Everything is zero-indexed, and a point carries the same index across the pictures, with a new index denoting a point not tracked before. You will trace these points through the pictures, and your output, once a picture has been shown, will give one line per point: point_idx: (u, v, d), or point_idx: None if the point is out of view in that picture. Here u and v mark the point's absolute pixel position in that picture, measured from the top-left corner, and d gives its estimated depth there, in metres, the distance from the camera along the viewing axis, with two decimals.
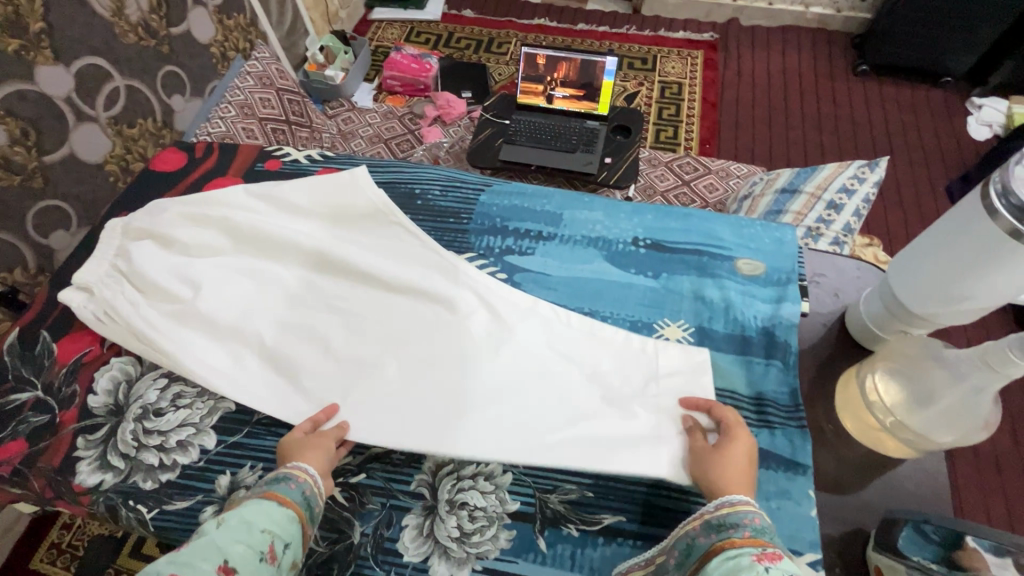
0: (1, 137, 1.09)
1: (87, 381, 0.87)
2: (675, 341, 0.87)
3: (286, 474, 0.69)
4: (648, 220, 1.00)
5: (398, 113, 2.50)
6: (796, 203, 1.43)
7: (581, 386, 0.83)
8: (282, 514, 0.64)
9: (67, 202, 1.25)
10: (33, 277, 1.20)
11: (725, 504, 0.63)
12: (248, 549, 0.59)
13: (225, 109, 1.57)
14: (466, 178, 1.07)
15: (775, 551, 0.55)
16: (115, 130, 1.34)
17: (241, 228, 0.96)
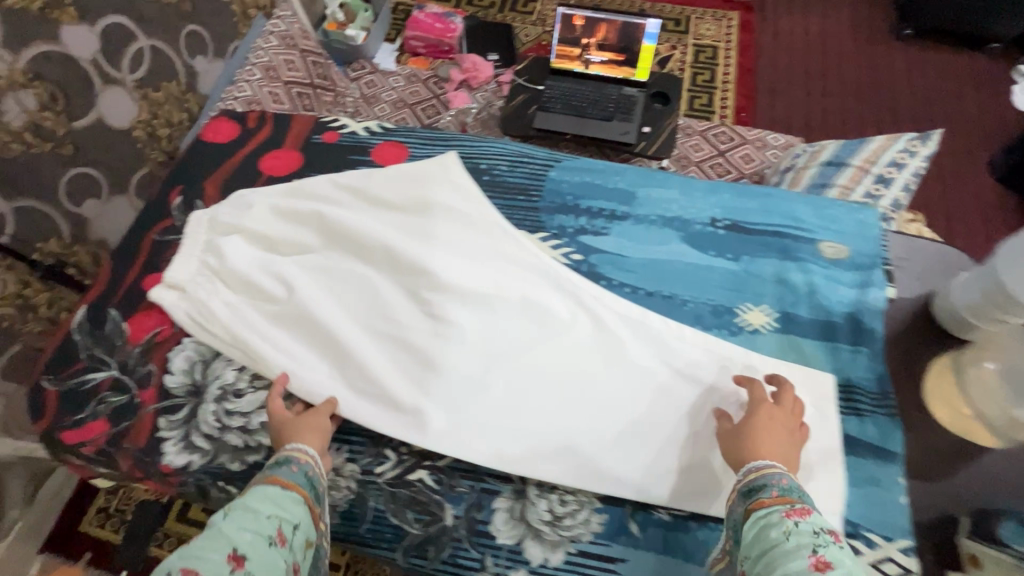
0: (31, 103, 1.09)
1: (162, 361, 0.86)
2: (759, 326, 0.86)
3: (287, 458, 0.72)
4: (725, 200, 0.97)
5: (422, 75, 2.40)
6: (843, 176, 1.38)
7: (691, 401, 0.80)
8: (286, 497, 0.67)
9: (96, 168, 1.23)
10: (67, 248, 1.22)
11: (751, 470, 0.67)
12: (255, 536, 0.62)
13: (251, 72, 1.53)
14: (533, 153, 1.03)
15: (804, 507, 0.61)
16: (141, 93, 1.29)
17: (330, 221, 0.92)
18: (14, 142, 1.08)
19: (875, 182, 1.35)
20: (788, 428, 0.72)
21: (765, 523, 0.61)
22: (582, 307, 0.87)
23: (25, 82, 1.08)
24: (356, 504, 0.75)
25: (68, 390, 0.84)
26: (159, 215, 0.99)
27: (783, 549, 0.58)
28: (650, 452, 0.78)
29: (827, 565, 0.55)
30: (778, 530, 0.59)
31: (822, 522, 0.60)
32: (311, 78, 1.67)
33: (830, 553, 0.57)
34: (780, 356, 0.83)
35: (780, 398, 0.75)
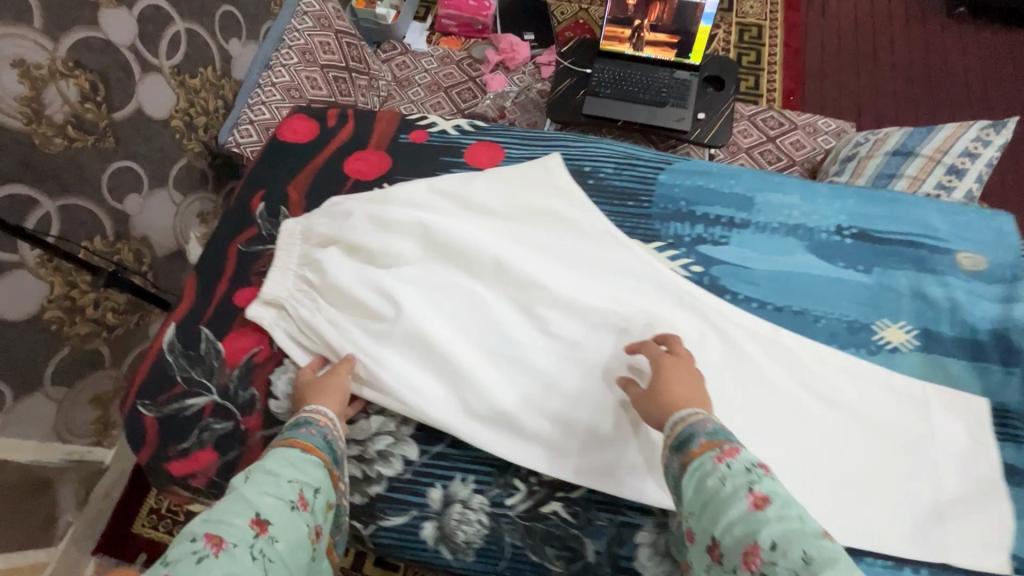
0: (73, 93, 1.08)
1: (264, 384, 0.81)
2: (899, 344, 0.81)
3: (304, 420, 0.71)
4: (850, 205, 0.91)
5: (456, 56, 2.17)
6: (911, 167, 1.26)
7: (840, 427, 0.76)
8: (306, 461, 0.66)
9: (137, 161, 1.26)
10: (111, 245, 1.24)
11: (676, 423, 0.64)
12: (278, 500, 0.60)
13: (286, 55, 1.50)
14: (640, 155, 0.96)
15: (733, 447, 0.59)
16: (177, 80, 1.33)
17: (435, 230, 0.86)
18: (58, 136, 1.07)
19: (947, 173, 1.22)
20: (693, 373, 0.72)
21: (699, 474, 0.58)
22: (712, 325, 0.82)
23: (67, 72, 1.06)
24: (492, 540, 0.72)
25: (168, 417, 0.79)
26: (242, 223, 0.93)
27: (721, 497, 0.55)
28: (804, 482, 0.73)
29: (764, 501, 0.54)
30: (713, 477, 0.57)
31: (751, 457, 0.58)
32: (346, 61, 1.63)
33: (764, 487, 0.55)
34: (925, 377, 0.79)
35: (675, 349, 0.75)
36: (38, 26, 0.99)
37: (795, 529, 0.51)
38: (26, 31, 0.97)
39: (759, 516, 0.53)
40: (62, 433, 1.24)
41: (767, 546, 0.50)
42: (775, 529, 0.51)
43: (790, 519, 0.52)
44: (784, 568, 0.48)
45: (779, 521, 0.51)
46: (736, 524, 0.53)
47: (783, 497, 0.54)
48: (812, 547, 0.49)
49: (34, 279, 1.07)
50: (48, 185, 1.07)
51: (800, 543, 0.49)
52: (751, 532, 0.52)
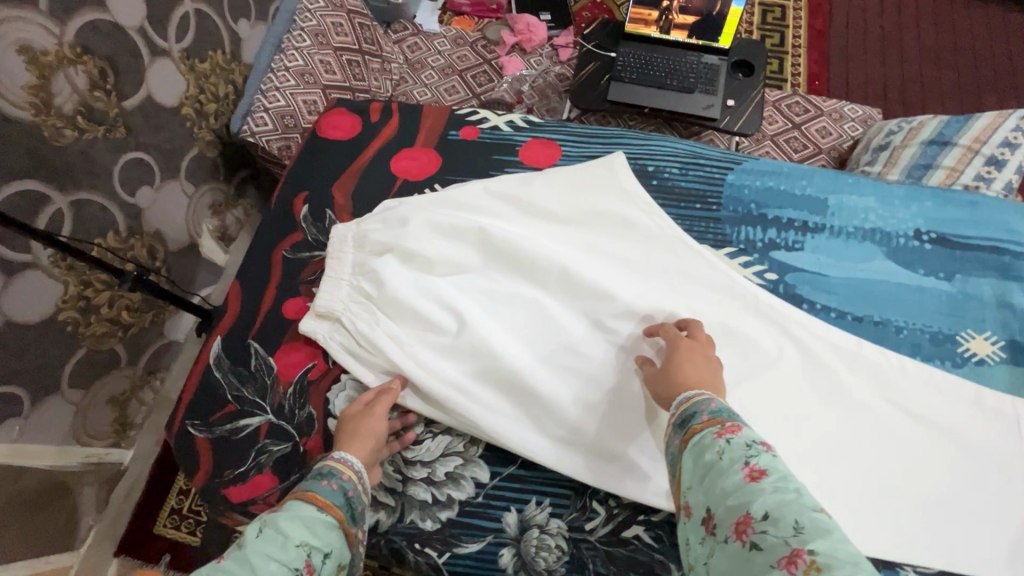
0: (82, 81, 1.01)
1: (321, 403, 0.76)
2: (985, 357, 0.78)
3: (328, 470, 0.63)
4: (928, 208, 0.86)
5: (469, 37, 1.98)
6: (948, 157, 1.20)
7: (928, 445, 0.73)
8: (321, 521, 0.58)
9: (148, 152, 1.19)
10: (124, 241, 1.18)
11: (682, 402, 0.62)
12: (280, 568, 0.53)
13: (298, 37, 1.39)
14: (705, 153, 0.91)
15: (735, 423, 0.56)
16: (187, 65, 1.24)
17: (499, 237, 0.81)
18: (67, 128, 1.00)
19: (985, 164, 1.16)
20: (710, 358, 0.69)
21: (699, 448, 0.56)
22: (791, 338, 0.79)
23: (75, 58, 0.99)
24: (574, 567, 0.68)
25: (222, 438, 0.75)
26: (286, 227, 0.87)
27: (719, 469, 0.53)
28: (892, 503, 0.71)
29: (761, 473, 0.52)
30: (710, 451, 0.55)
31: (754, 434, 0.55)
32: (359, 44, 1.54)
33: (762, 460, 0.52)
34: (1013, 392, 0.76)
35: (694, 333, 0.72)
36: (44, 9, 0.92)
37: (791, 501, 0.49)
38: (31, 14, 0.90)
39: (755, 488, 0.51)
40: (79, 435, 1.18)
41: (759, 516, 0.49)
42: (769, 499, 0.49)
43: (787, 491, 0.50)
44: (776, 537, 0.47)
45: (773, 493, 0.49)
46: (730, 495, 0.51)
47: (783, 471, 0.52)
48: (806, 518, 0.47)
49: (47, 279, 1.00)
50: (58, 179, 1.00)
51: (794, 514, 0.48)
52: (745, 502, 0.50)
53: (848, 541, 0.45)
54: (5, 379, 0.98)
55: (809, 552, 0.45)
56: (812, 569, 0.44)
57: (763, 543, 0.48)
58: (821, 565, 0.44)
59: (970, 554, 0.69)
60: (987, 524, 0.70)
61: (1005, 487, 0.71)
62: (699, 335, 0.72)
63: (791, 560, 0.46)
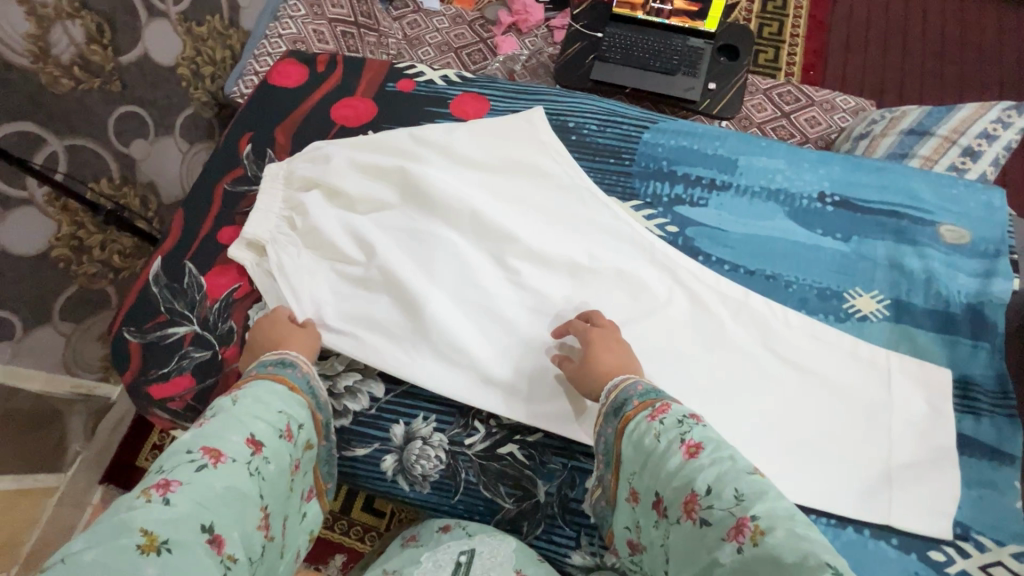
0: (79, 34, 1.08)
1: (242, 318, 0.84)
2: (869, 313, 0.81)
3: (290, 361, 0.69)
4: (835, 172, 0.89)
5: (468, 16, 2.01)
6: (925, 147, 1.19)
7: (801, 392, 0.77)
8: (293, 399, 0.66)
9: (142, 106, 1.28)
10: (117, 188, 1.26)
11: (611, 390, 0.67)
12: (269, 428, 0.62)
13: (294, 7, 1.52)
14: (625, 112, 0.95)
15: (664, 403, 0.61)
16: (185, 28, 1.34)
17: (418, 177, 0.86)
18: (64, 77, 1.07)
19: (962, 156, 1.15)
20: (620, 342, 0.74)
21: (639, 434, 0.60)
22: (680, 284, 0.83)
23: (74, 12, 1.06)
24: (447, 475, 0.75)
25: (152, 343, 0.83)
26: (230, 164, 0.95)
27: (658, 453, 0.58)
28: (759, 442, 0.75)
29: (697, 448, 0.56)
30: (649, 436, 0.59)
31: (684, 410, 0.61)
32: (355, 17, 1.64)
33: (695, 434, 0.57)
34: (890, 347, 0.79)
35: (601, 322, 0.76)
36: None
37: (727, 471, 0.53)
38: None
39: (694, 464, 0.55)
40: (70, 366, 1.30)
41: (703, 491, 0.53)
42: (708, 473, 0.53)
43: (722, 460, 0.54)
44: (721, 509, 0.51)
45: (714, 468, 0.53)
46: (674, 476, 0.56)
47: (715, 441, 0.56)
48: (745, 485, 0.51)
49: (42, 216, 1.08)
50: (54, 124, 1.07)
51: (733, 484, 0.52)
52: (688, 481, 0.55)
53: (781, 498, 0.49)
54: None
55: (753, 518, 0.49)
56: (756, 534, 0.48)
57: (711, 517, 0.51)
58: (764, 528, 0.48)
59: (823, 492, 0.72)
60: (845, 466, 0.73)
61: (865, 434, 0.74)
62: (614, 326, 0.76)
63: (738, 530, 0.49)
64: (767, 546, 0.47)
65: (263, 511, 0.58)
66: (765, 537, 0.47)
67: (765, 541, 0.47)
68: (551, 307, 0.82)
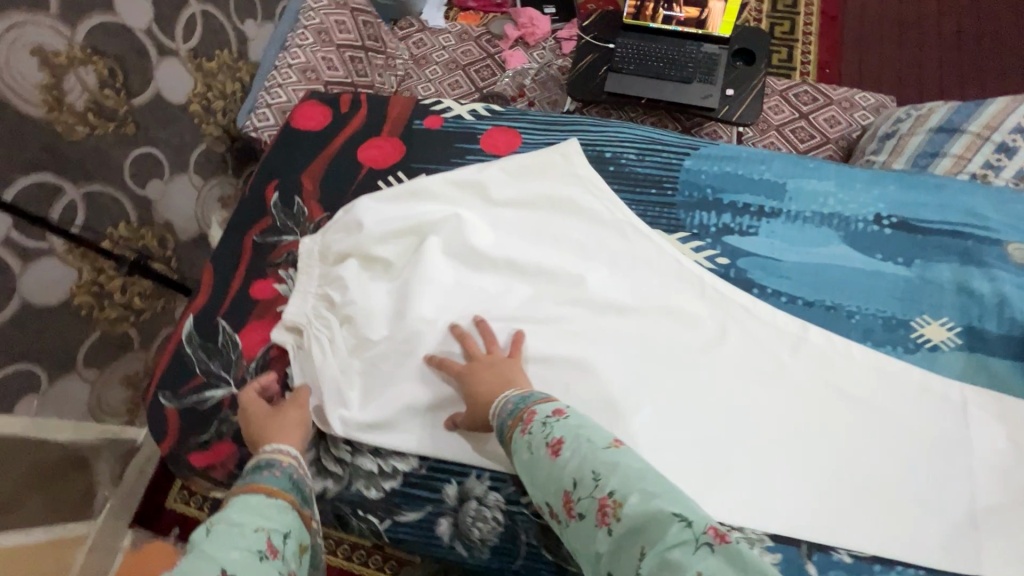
0: (91, 79, 1.06)
1: (281, 378, 0.81)
2: (939, 342, 0.76)
3: (267, 462, 0.67)
4: (890, 192, 0.85)
5: (473, 33, 1.87)
6: (956, 144, 1.14)
7: (869, 430, 0.73)
8: (271, 504, 0.62)
9: (158, 146, 1.23)
10: (135, 231, 1.21)
11: (493, 414, 0.68)
12: (245, 551, 0.55)
13: (302, 36, 1.48)
14: (664, 139, 0.92)
15: (529, 411, 0.64)
16: (195, 64, 1.29)
17: (461, 225, 0.85)
18: (79, 124, 1.04)
19: (995, 152, 1.10)
20: (496, 369, 0.73)
21: (517, 454, 0.63)
22: (734, 319, 0.79)
23: (85, 58, 1.04)
24: (507, 538, 0.71)
25: (189, 408, 0.80)
26: (257, 214, 0.92)
27: (531, 460, 0.61)
28: (828, 488, 0.71)
29: (560, 445, 0.59)
30: (525, 450, 0.62)
31: (548, 409, 0.64)
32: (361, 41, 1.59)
33: (557, 432, 0.61)
34: (965, 378, 0.74)
35: (475, 355, 0.75)
36: (55, 12, 0.97)
37: (586, 455, 0.58)
38: (42, 16, 0.95)
39: (559, 462, 0.58)
40: (95, 412, 1.21)
41: (572, 486, 0.57)
42: (573, 467, 0.57)
43: (583, 448, 0.58)
44: (587, 497, 0.55)
45: (574, 460, 0.58)
46: (551, 479, 0.59)
47: (574, 431, 0.60)
48: (600, 464, 0.56)
49: (62, 265, 1.05)
50: (70, 171, 1.04)
51: (591, 467, 0.56)
52: (561, 479, 0.58)
53: (630, 468, 0.55)
54: (23, 358, 1.02)
55: (610, 494, 0.54)
56: (617, 510, 0.52)
57: (585, 508, 0.55)
58: (620, 499, 0.53)
59: (906, 542, 0.67)
60: (925, 511, 0.69)
61: (945, 473, 0.70)
62: (498, 353, 0.76)
63: (603, 511, 0.53)
64: (626, 516, 0.51)
65: None
66: (623, 508, 0.52)
67: (625, 511, 0.52)
68: (601, 353, 0.79)
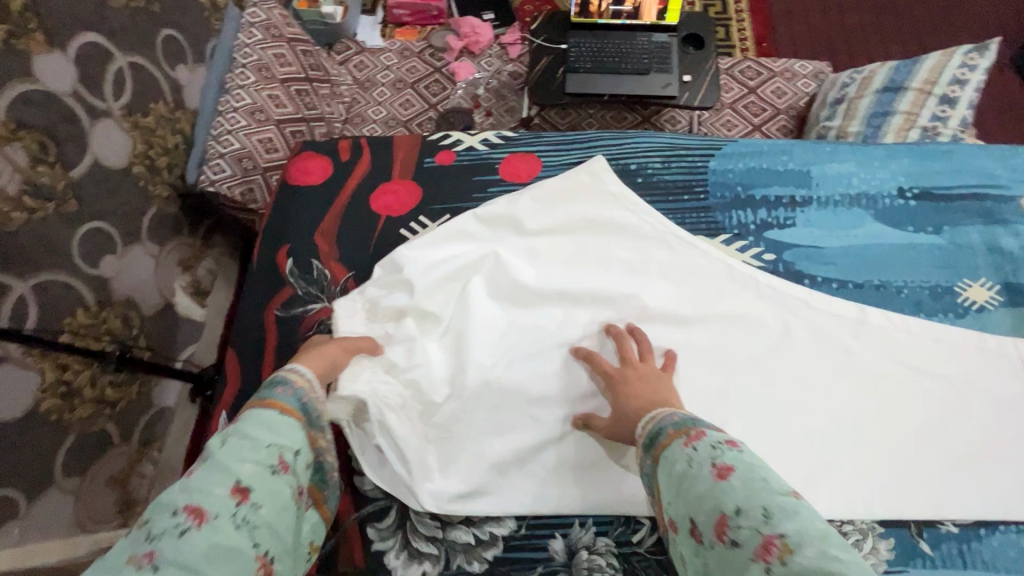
0: (21, 156, 0.82)
1: (344, 463, 0.75)
2: (984, 303, 0.80)
3: (281, 379, 0.60)
4: (906, 165, 0.89)
5: (413, 46, 1.62)
6: (903, 102, 1.17)
7: (944, 398, 0.75)
8: (285, 422, 0.56)
9: (108, 220, 1.00)
10: (95, 317, 0.97)
11: (647, 422, 0.62)
12: (257, 466, 0.51)
13: (241, 74, 1.22)
14: (685, 143, 0.92)
15: (699, 431, 0.56)
16: (132, 121, 1.04)
17: (504, 266, 0.81)
18: (16, 210, 0.82)
19: (938, 105, 1.14)
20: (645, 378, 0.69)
21: (671, 464, 0.55)
22: (793, 313, 0.80)
23: (10, 134, 0.81)
24: None
25: None
26: (273, 285, 0.84)
27: (688, 478, 0.53)
28: (920, 463, 0.72)
29: (728, 470, 0.51)
30: (681, 462, 0.54)
31: (719, 436, 0.55)
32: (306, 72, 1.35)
33: (728, 458, 0.52)
34: (1016, 332, 0.78)
35: (628, 362, 0.71)
36: None
37: (758, 489, 0.48)
38: None
39: (723, 486, 0.50)
40: (83, 520, 0.98)
41: (732, 512, 0.48)
42: (739, 495, 0.48)
43: (755, 480, 0.49)
44: (749, 528, 0.46)
45: (745, 487, 0.49)
46: (703, 499, 0.50)
47: (749, 463, 0.51)
48: (773, 503, 0.47)
49: (23, 368, 0.84)
50: (14, 265, 0.82)
51: (760, 501, 0.47)
52: (718, 503, 0.49)
53: (813, 519, 0.45)
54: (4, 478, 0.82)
55: (780, 536, 0.44)
56: (784, 553, 0.43)
57: (740, 538, 0.46)
58: (792, 546, 0.43)
59: (1005, 502, 0.70)
60: (1012, 466, 0.72)
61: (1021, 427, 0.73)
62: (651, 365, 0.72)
63: (765, 549, 0.44)
64: (796, 566, 0.42)
65: (263, 558, 0.48)
66: (793, 555, 0.43)
67: (797, 560, 0.42)
68: (677, 372, 0.77)
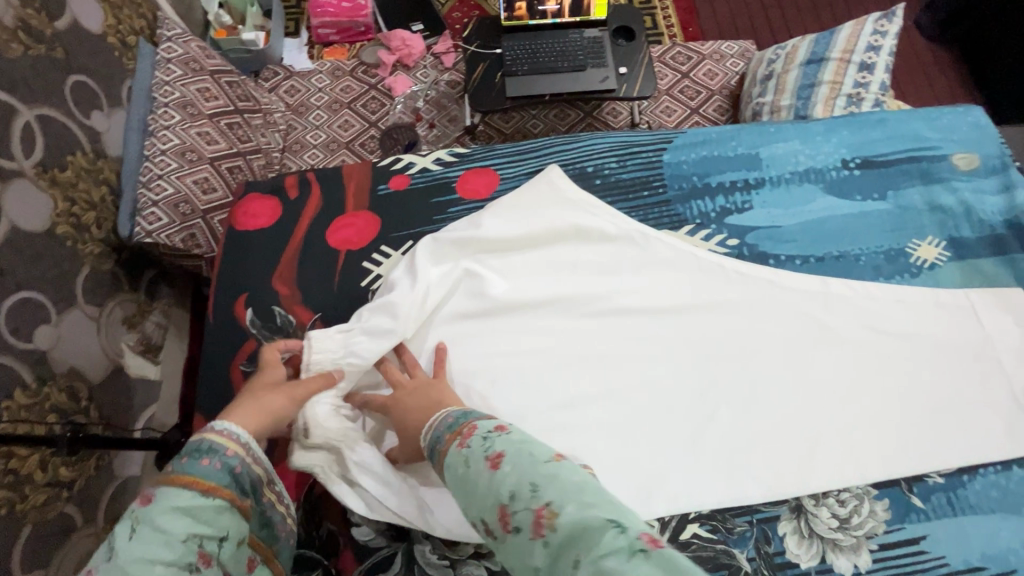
0: None
1: (340, 515, 0.72)
2: (934, 260, 0.85)
3: (209, 445, 0.54)
4: (845, 138, 0.93)
5: (345, 66, 1.56)
6: (827, 72, 1.21)
7: (915, 356, 0.78)
8: (206, 507, 0.51)
9: (35, 287, 0.91)
10: (37, 395, 0.88)
11: (426, 429, 0.57)
12: (170, 568, 0.48)
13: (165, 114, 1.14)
14: (636, 141, 0.94)
15: (471, 424, 0.53)
16: (49, 179, 0.95)
17: (477, 279, 0.79)
18: None
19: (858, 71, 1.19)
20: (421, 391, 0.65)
21: (449, 471, 0.50)
22: (765, 294, 0.82)
23: None
24: None
25: None
26: (235, 338, 0.79)
27: (466, 476, 0.49)
28: (903, 421, 0.75)
29: (500, 458, 0.48)
30: (458, 464, 0.49)
31: (490, 423, 0.52)
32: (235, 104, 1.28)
33: (498, 444, 0.49)
34: (966, 284, 0.83)
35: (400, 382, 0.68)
36: None
37: (528, 467, 0.46)
38: None
39: (497, 476, 0.46)
40: None
41: (508, 499, 0.45)
42: (510, 481, 0.46)
43: (522, 456, 0.47)
44: (522, 510, 0.44)
45: (513, 470, 0.46)
46: (484, 497, 0.46)
47: (519, 443, 0.49)
48: (539, 475, 0.45)
49: None
50: None
51: (529, 478, 0.45)
52: (496, 493, 0.46)
53: (576, 475, 0.45)
54: None
55: (547, 505, 0.43)
56: (553, 525, 0.42)
57: (521, 522, 0.44)
58: (558, 512, 0.42)
59: (982, 446, 0.73)
60: (983, 411, 0.75)
61: (986, 372, 0.77)
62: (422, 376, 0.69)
63: (537, 523, 0.43)
64: (564, 529, 0.41)
65: None
66: (560, 520, 0.42)
67: (562, 522, 0.41)
68: (666, 367, 0.77)
